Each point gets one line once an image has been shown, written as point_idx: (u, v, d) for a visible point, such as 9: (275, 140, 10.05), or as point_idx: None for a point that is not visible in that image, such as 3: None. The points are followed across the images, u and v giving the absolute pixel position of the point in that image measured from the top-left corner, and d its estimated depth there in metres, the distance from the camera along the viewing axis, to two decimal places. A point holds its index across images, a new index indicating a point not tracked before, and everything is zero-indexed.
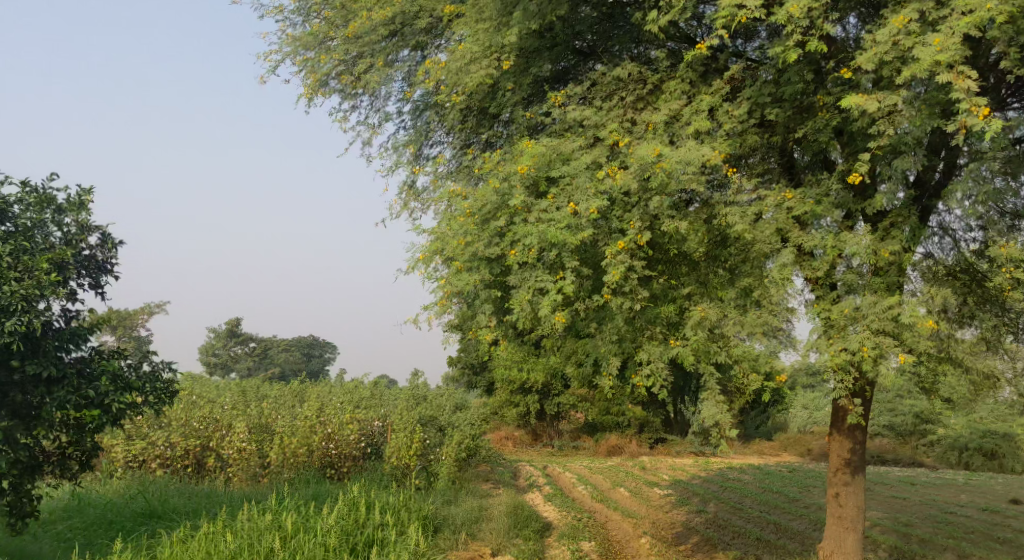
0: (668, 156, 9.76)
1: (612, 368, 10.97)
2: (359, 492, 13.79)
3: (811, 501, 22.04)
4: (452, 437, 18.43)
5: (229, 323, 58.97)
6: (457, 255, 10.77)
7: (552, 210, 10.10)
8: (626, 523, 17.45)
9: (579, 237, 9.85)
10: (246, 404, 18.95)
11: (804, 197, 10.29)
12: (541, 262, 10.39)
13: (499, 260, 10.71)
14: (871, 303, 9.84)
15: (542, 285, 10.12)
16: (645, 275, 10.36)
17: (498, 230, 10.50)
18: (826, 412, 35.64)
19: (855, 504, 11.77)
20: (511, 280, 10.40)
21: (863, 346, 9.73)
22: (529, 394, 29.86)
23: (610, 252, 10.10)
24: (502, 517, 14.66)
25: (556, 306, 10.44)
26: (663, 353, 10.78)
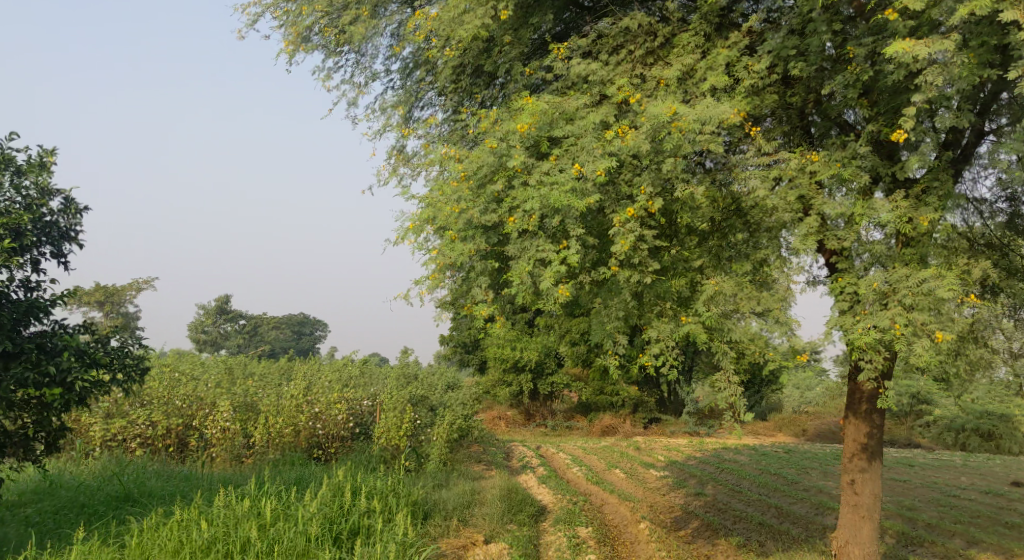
0: (684, 114, 9.25)
1: (617, 346, 10.29)
2: (345, 476, 13.11)
3: (811, 483, 21.45)
4: (444, 417, 17.76)
5: (219, 299, 58.17)
6: (450, 224, 9.93)
7: (557, 172, 9.48)
8: (623, 507, 16.83)
9: (585, 202, 9.22)
10: (230, 383, 18.27)
11: (826, 161, 9.68)
12: (542, 231, 9.73)
13: (498, 229, 10.03)
14: (903, 277, 9.29)
15: (544, 255, 9.45)
16: (655, 243, 9.74)
17: (496, 195, 9.81)
18: (820, 392, 35.12)
19: (871, 493, 11.16)
20: (509, 250, 9.70)
21: (895, 324, 9.20)
22: (522, 372, 29.23)
23: (618, 220, 9.45)
24: (496, 502, 14.05)
25: (559, 279, 9.76)
26: (674, 330, 10.12)
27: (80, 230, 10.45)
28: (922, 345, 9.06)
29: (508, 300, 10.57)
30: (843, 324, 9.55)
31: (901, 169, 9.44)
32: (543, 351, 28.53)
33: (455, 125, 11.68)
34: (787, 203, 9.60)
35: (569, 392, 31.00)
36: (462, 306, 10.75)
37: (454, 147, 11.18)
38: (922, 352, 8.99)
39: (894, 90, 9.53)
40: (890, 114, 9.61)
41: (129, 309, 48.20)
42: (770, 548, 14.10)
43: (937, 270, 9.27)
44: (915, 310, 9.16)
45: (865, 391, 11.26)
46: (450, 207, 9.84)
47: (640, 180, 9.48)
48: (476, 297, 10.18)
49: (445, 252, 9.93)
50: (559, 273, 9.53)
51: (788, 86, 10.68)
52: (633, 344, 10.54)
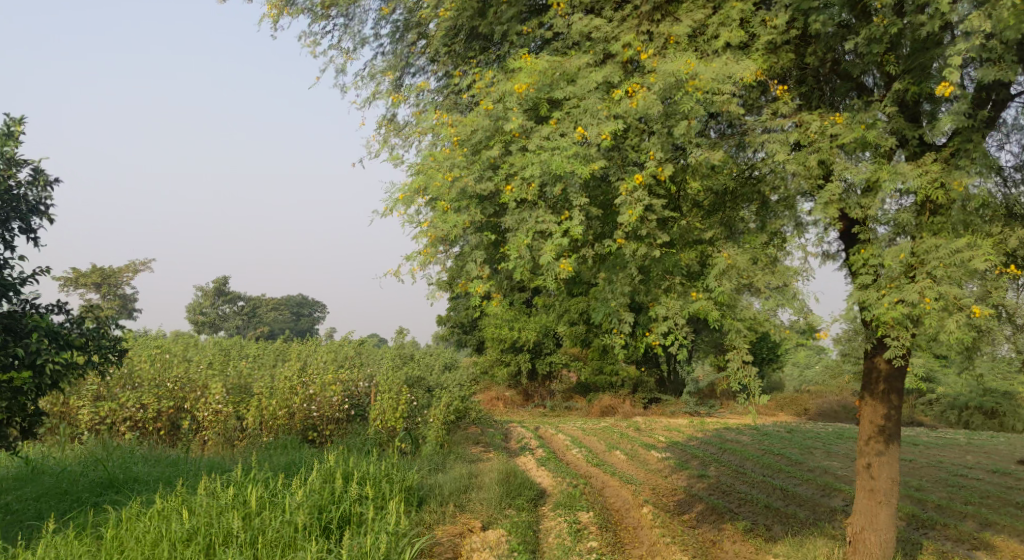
0: (701, 73, 8.78)
1: (624, 325, 9.76)
2: (336, 460, 12.61)
3: (815, 463, 20.98)
4: (441, 398, 17.26)
5: (216, 281, 57.70)
6: (442, 193, 9.35)
7: (559, 136, 8.99)
8: (625, 490, 16.37)
9: (590, 168, 8.71)
10: (223, 364, 17.76)
11: (844, 124, 9.18)
12: (542, 200, 9.22)
13: (495, 200, 9.53)
14: (934, 246, 8.89)
15: (544, 227, 8.95)
16: (663, 213, 9.23)
17: (492, 161, 9.31)
18: (820, 371, 34.66)
19: (889, 477, 10.69)
20: (506, 222, 9.20)
21: (924, 298, 8.80)
22: (520, 352, 28.74)
23: (626, 188, 8.91)
24: (493, 486, 13.57)
25: (561, 252, 9.25)
26: (683, 307, 9.59)
27: (51, 206, 9.97)
28: (951, 320, 8.62)
29: (505, 276, 10.07)
30: (865, 300, 9.12)
31: (930, 131, 8.97)
32: (542, 330, 28.03)
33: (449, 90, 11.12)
34: (806, 168, 9.14)
35: (568, 372, 30.51)
36: (457, 283, 10.23)
37: (445, 111, 10.62)
38: (952, 326, 8.56)
39: (922, 46, 9.05)
40: (917, 72, 9.12)
41: (125, 291, 47.68)
42: (778, 534, 13.63)
43: (970, 240, 8.84)
44: (945, 282, 8.76)
45: (883, 371, 10.74)
46: (442, 175, 9.32)
47: (649, 145, 8.97)
48: (470, 273, 9.68)
49: (437, 225, 9.41)
50: (562, 248, 9.05)
51: (803, 45, 10.15)
52: (639, 322, 10.04)
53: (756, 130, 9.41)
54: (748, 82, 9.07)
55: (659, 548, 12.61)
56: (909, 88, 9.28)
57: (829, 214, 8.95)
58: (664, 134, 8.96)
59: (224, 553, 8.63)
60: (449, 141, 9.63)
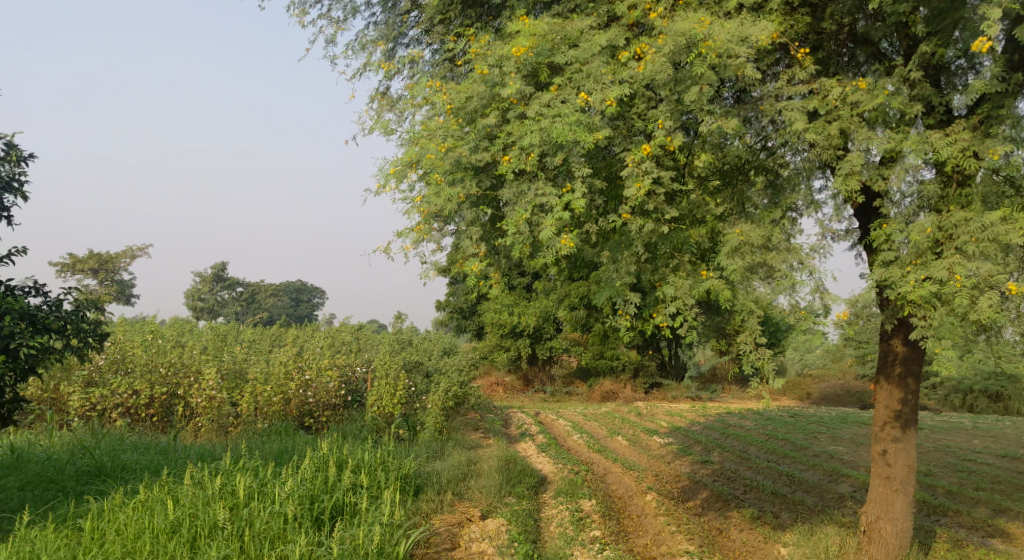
0: (715, 33, 8.36)
1: (630, 306, 9.33)
2: (329, 447, 12.21)
3: (820, 449, 20.57)
4: (439, 383, 16.85)
5: (216, 266, 57.32)
6: (435, 166, 8.93)
7: (560, 103, 8.56)
8: (627, 476, 15.97)
9: (594, 136, 8.29)
10: (217, 350, 17.34)
11: (862, 91, 8.77)
12: (542, 172, 8.79)
13: (492, 172, 9.11)
14: (964, 220, 8.54)
15: (544, 200, 8.53)
16: (670, 186, 8.82)
17: (488, 131, 8.89)
18: (822, 354, 34.23)
19: (905, 463, 10.31)
20: (504, 195, 8.78)
21: (953, 275, 8.41)
22: (521, 337, 28.33)
23: (632, 158, 8.49)
24: (493, 473, 13.19)
25: (563, 228, 8.83)
26: (694, 287, 9.16)
27: (23, 185, 9.73)
28: (982, 298, 8.22)
29: (504, 253, 9.66)
30: (889, 277, 8.75)
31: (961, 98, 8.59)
32: (543, 315, 27.61)
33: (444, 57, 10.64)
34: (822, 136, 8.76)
35: (569, 356, 30.11)
36: (454, 261, 9.80)
37: (440, 79, 10.14)
38: (983, 304, 8.15)
39: (948, 5, 8.60)
40: (943, 34, 8.71)
41: (124, 276, 47.30)
42: (785, 521, 13.23)
43: (1003, 213, 8.45)
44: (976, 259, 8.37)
45: (899, 354, 10.36)
46: (435, 146, 8.89)
47: (657, 113, 8.55)
48: (466, 250, 9.27)
49: (431, 200, 9.02)
50: (563, 223, 8.64)
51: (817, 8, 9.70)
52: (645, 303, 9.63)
53: (770, 97, 9.00)
54: (762, 45, 8.65)
55: (664, 537, 12.22)
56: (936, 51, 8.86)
57: (847, 186, 8.55)
58: (673, 101, 8.53)
59: (208, 547, 8.24)
60: (443, 112, 9.23)
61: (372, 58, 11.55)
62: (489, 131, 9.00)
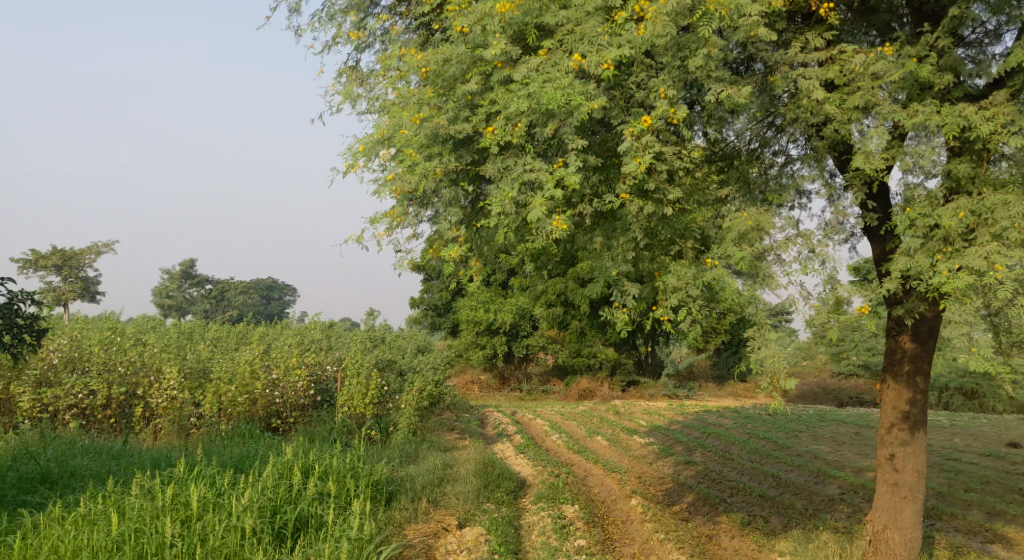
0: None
1: (627, 296, 8.74)
2: (295, 452, 11.39)
3: (802, 448, 20.00)
4: (413, 382, 16.06)
5: (184, 263, 56.19)
6: (411, 140, 8.38)
7: (554, 68, 8.06)
8: (609, 479, 15.28)
9: (590, 104, 7.80)
10: (181, 348, 16.44)
11: (872, 61, 8.36)
12: (531, 144, 8.31)
13: (476, 146, 8.56)
14: (1003, 205, 8.10)
15: (535, 175, 7.99)
16: (671, 162, 8.33)
17: (469, 98, 8.37)
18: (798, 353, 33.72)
19: (914, 469, 9.72)
20: (488, 170, 8.24)
21: (992, 264, 7.94)
22: (496, 334, 27.57)
23: (631, 130, 7.98)
24: (470, 478, 12.47)
25: (554, 208, 8.26)
26: (697, 275, 8.56)
27: None
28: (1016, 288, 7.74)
29: (487, 238, 9.08)
30: (916, 268, 8.28)
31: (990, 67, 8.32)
32: (519, 311, 26.94)
33: (418, 21, 9.97)
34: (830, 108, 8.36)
35: (545, 354, 29.43)
36: (432, 246, 9.17)
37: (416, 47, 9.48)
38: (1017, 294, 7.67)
39: None
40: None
41: (89, 273, 45.97)
42: (777, 527, 12.61)
43: None
44: (1012, 247, 7.93)
45: (908, 350, 9.79)
46: (411, 117, 8.34)
47: (659, 82, 8.07)
48: (446, 233, 8.66)
49: (406, 176, 8.39)
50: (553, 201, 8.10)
51: None
52: (643, 295, 9.05)
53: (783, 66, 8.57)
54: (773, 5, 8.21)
55: (652, 546, 11.55)
56: (958, 18, 8.55)
57: (866, 162, 8.09)
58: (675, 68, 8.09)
59: None
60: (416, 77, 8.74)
61: (340, 29, 10.77)
62: (472, 100, 8.47)
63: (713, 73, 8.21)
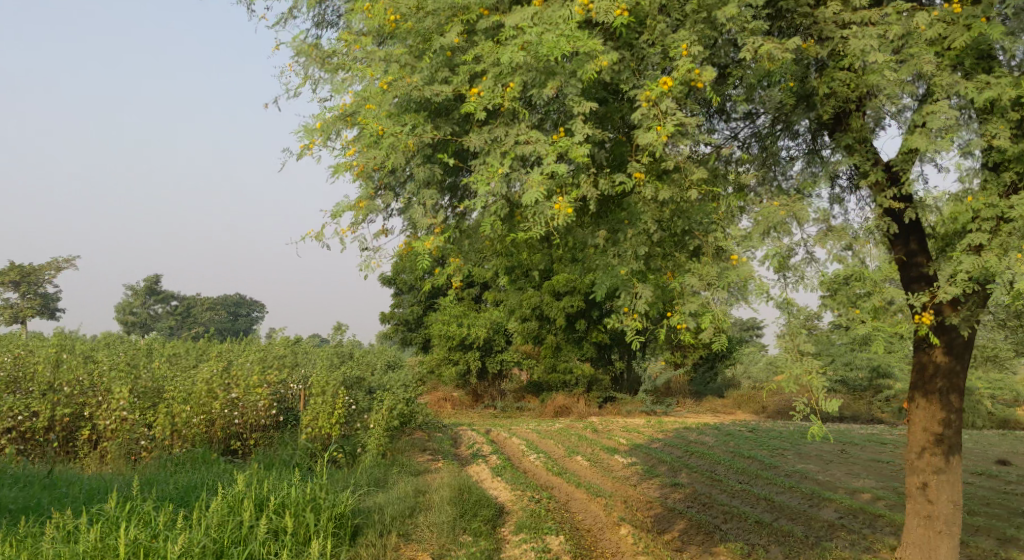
0: None
1: (640, 303, 8.00)
2: (249, 482, 10.17)
3: (790, 467, 18.98)
4: (383, 401, 14.85)
5: (148, 279, 54.48)
6: (377, 106, 8.00)
7: (562, 19, 7.66)
8: (594, 504, 14.19)
9: (599, 64, 7.54)
10: (134, 363, 15.15)
11: (934, 25, 8.37)
12: (514, 115, 8.02)
13: (456, 114, 8.21)
14: None
15: (532, 147, 7.65)
16: (695, 137, 7.78)
17: (449, 55, 8.11)
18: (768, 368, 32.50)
19: (949, 500, 9.22)
20: (474, 142, 7.85)
21: None
22: (470, 350, 26.29)
23: (650, 93, 7.49)
24: (444, 505, 11.39)
25: (553, 189, 7.71)
26: (723, 275, 7.86)
27: None
28: None
29: (469, 237, 8.73)
30: (986, 265, 7.90)
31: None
32: (494, 327, 26.01)
33: None
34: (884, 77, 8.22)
35: (520, 370, 28.37)
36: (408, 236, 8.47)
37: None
38: None
39: None
40: None
41: (48, 290, 44.22)
42: None
43: None
44: None
45: (941, 365, 9.35)
46: (380, 82, 7.94)
47: (684, 38, 7.64)
48: (419, 224, 7.96)
49: (372, 151, 7.93)
50: (553, 180, 7.73)
51: None
52: (655, 299, 8.40)
53: (829, 23, 8.28)
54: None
55: None
56: None
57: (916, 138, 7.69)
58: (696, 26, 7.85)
59: None
60: (386, 38, 8.56)
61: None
62: (451, 56, 8.18)
63: (746, 26, 7.99)
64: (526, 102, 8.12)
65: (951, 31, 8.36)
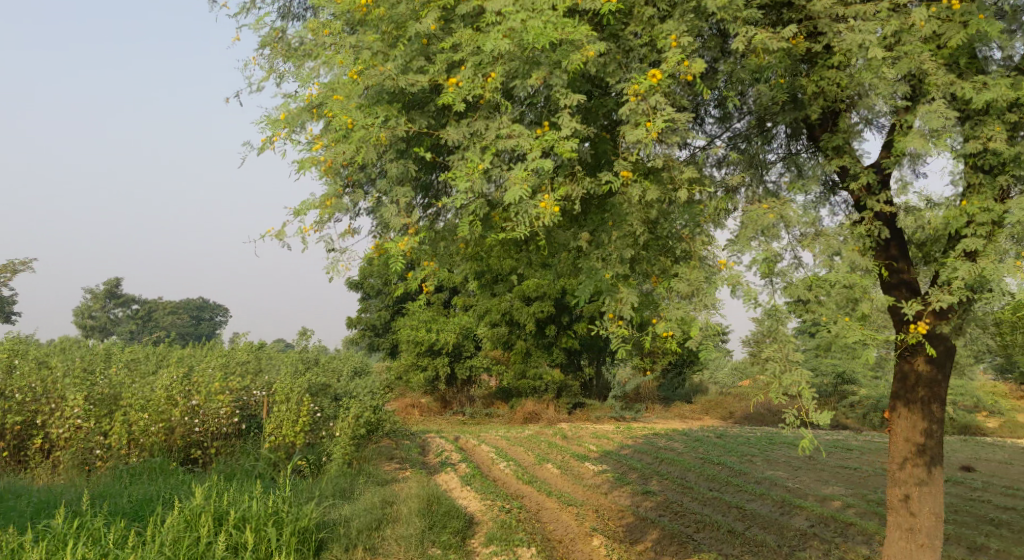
0: None
1: (624, 308, 7.82)
2: (209, 495, 9.75)
3: (760, 474, 18.82)
4: (350, 408, 14.47)
5: (108, 282, 53.42)
6: (347, 97, 7.74)
7: (546, 6, 7.52)
8: (565, 513, 13.92)
9: (586, 54, 7.44)
10: (90, 368, 14.62)
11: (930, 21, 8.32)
12: (492, 106, 7.79)
13: (432, 108, 7.93)
14: None
15: (515, 142, 7.46)
16: (684, 132, 7.65)
17: (425, 41, 7.81)
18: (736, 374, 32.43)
19: (931, 511, 9.17)
20: (454, 135, 7.64)
21: None
22: (438, 356, 25.91)
23: (639, 86, 7.41)
24: (413, 517, 11.05)
25: (537, 186, 7.53)
26: (711, 279, 7.75)
27: None
28: None
29: (445, 238, 8.48)
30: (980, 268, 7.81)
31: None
32: (462, 332, 25.69)
33: None
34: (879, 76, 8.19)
35: (488, 376, 28.04)
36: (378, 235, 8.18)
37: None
38: None
39: None
40: None
41: (4, 293, 43.11)
42: None
43: None
44: None
45: (924, 375, 9.37)
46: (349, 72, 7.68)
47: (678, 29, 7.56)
48: (392, 224, 7.67)
49: (341, 145, 7.63)
50: (537, 177, 7.56)
51: None
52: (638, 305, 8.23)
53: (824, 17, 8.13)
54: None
55: None
56: None
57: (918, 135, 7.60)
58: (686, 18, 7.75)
59: None
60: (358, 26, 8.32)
61: None
62: (427, 44, 7.93)
63: (739, 15, 7.94)
64: (507, 94, 7.93)
65: (946, 28, 8.31)
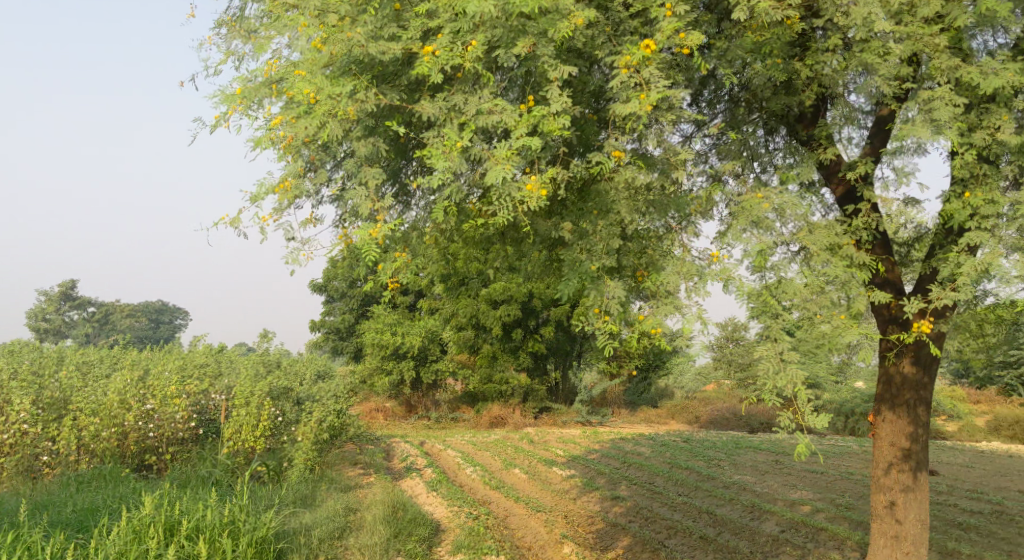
0: None
1: (610, 303, 7.53)
2: (160, 503, 9.23)
3: (728, 478, 18.57)
4: (312, 412, 13.98)
5: (63, 284, 52.14)
6: (312, 69, 7.39)
7: None
8: (533, 519, 13.54)
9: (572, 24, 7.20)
10: (40, 368, 13.99)
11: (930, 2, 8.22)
12: (472, 80, 7.51)
13: (405, 81, 7.62)
14: None
15: (498, 118, 7.17)
16: (676, 111, 7.42)
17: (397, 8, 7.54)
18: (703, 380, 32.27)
19: (916, 518, 8.98)
20: (430, 110, 7.31)
21: None
22: (403, 359, 25.40)
23: (631, 60, 7.20)
24: (376, 525, 10.60)
25: (522, 164, 7.24)
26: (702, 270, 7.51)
27: None
28: None
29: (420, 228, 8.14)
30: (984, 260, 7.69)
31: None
32: (428, 335, 25.25)
33: None
34: (867, 54, 8.07)
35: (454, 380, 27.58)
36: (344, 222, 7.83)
37: None
38: None
39: None
40: None
41: None
42: None
43: None
44: None
45: (910, 378, 9.25)
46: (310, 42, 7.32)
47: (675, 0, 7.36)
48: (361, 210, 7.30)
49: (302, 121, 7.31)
50: (522, 156, 7.29)
51: None
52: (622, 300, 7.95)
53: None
54: None
55: None
56: None
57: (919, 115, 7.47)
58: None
59: None
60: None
61: None
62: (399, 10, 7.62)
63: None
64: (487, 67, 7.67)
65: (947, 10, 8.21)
